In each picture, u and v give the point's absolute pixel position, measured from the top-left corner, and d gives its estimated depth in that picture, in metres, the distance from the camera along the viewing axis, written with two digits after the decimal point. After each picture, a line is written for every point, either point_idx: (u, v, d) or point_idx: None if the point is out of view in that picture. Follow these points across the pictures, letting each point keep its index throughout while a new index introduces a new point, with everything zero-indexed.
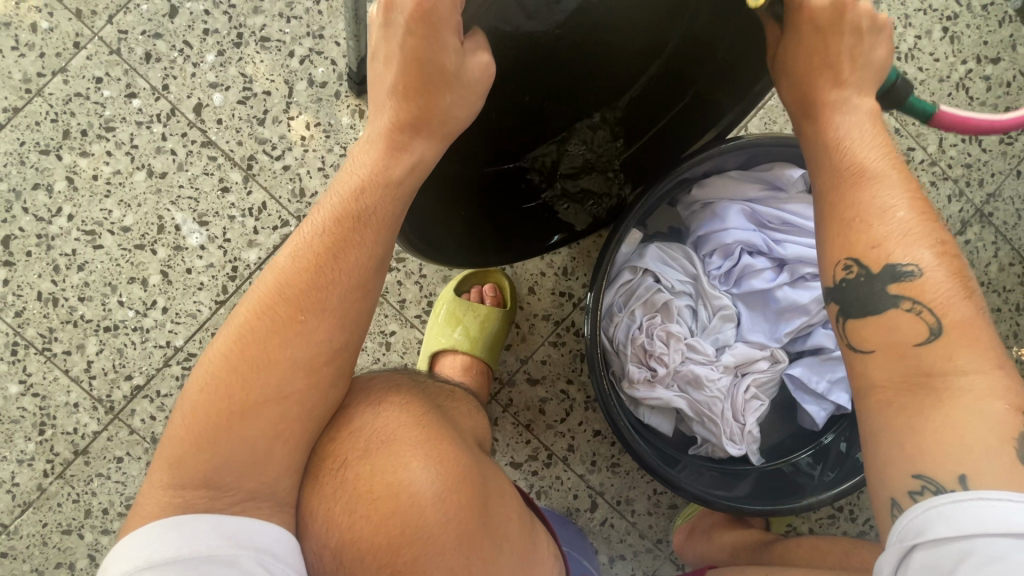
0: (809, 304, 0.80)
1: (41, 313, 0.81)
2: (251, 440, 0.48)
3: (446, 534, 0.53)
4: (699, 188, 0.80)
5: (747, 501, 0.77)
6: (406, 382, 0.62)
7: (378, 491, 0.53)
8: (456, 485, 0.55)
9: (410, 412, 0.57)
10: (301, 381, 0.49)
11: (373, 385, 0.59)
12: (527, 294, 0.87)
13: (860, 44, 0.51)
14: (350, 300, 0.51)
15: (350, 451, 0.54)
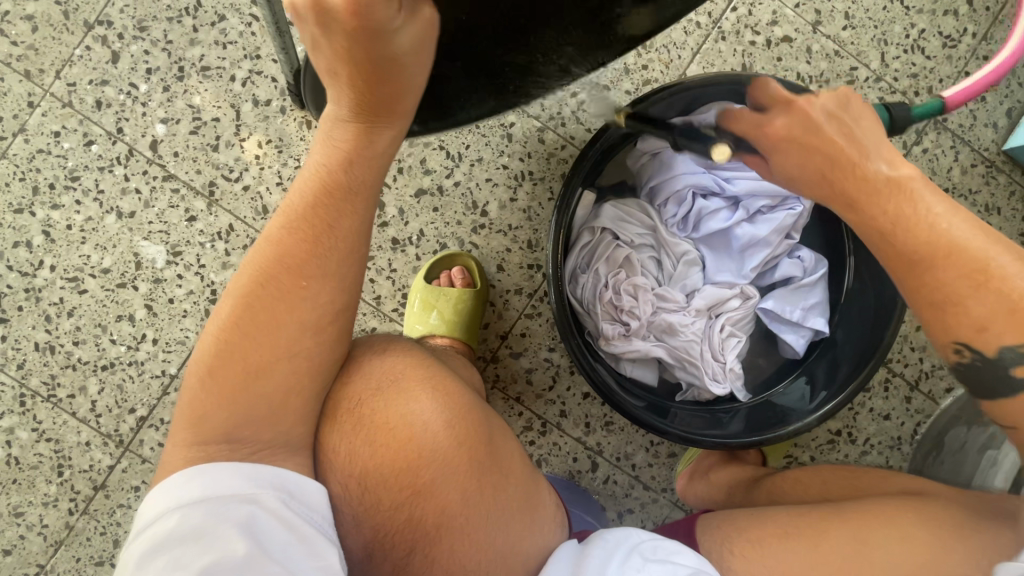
0: (769, 237, 0.82)
1: (41, 362, 0.85)
2: (267, 395, 0.49)
3: (459, 459, 0.57)
4: (643, 142, 0.82)
5: (738, 435, 0.79)
6: (402, 336, 0.66)
7: (391, 423, 0.57)
8: (462, 414, 0.59)
9: (413, 356, 0.61)
10: (308, 339, 0.51)
11: (376, 338, 0.63)
12: (497, 271, 0.89)
13: (847, 125, 0.51)
14: (349, 264, 0.52)
15: (361, 392, 0.57)
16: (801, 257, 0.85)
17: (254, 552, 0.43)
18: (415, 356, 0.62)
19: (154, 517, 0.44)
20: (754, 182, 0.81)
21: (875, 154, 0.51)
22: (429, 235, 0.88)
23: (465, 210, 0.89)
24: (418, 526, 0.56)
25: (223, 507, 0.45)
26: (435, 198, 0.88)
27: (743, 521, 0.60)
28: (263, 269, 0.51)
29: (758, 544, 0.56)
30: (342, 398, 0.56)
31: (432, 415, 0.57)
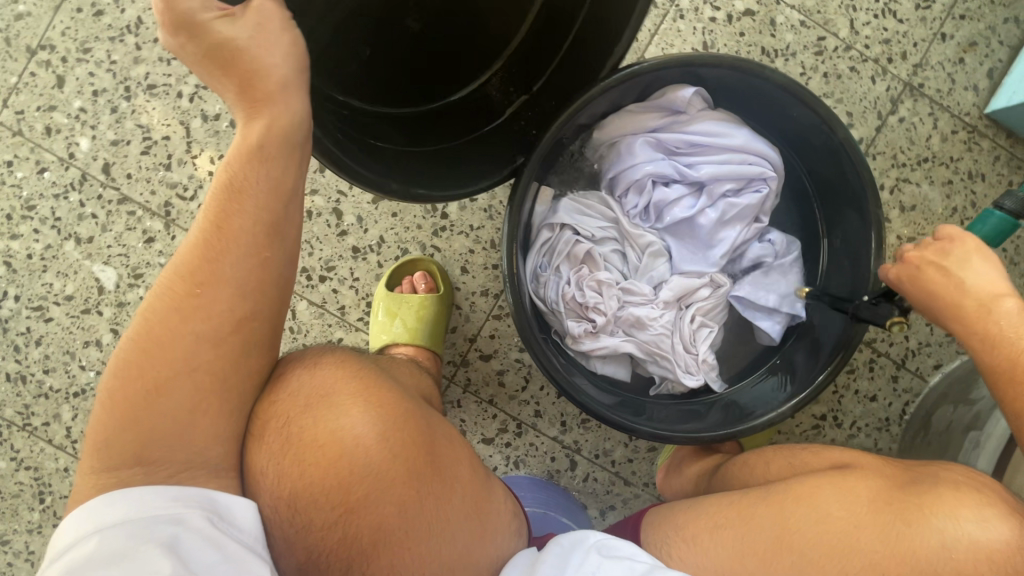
0: (736, 223, 0.79)
1: (14, 392, 0.86)
2: (170, 409, 0.49)
3: (395, 469, 0.56)
4: (599, 132, 0.79)
5: (710, 429, 0.77)
6: (337, 347, 0.65)
7: (322, 438, 0.56)
8: (397, 424, 0.58)
9: (347, 367, 0.61)
10: (206, 348, 0.50)
11: (308, 352, 0.62)
12: (461, 274, 0.88)
13: (944, 251, 0.62)
14: (247, 267, 0.52)
15: (290, 408, 0.56)
16: (772, 241, 0.82)
17: (182, 562, 0.43)
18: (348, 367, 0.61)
19: (71, 543, 0.44)
20: (717, 166, 0.78)
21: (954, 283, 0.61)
22: (390, 241, 0.87)
23: (424, 213, 0.87)
24: (356, 543, 0.55)
25: (140, 530, 0.44)
26: (393, 202, 0.86)
27: (677, 508, 0.61)
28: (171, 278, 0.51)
29: (686, 532, 0.57)
30: (269, 416, 0.55)
31: (363, 428, 0.56)
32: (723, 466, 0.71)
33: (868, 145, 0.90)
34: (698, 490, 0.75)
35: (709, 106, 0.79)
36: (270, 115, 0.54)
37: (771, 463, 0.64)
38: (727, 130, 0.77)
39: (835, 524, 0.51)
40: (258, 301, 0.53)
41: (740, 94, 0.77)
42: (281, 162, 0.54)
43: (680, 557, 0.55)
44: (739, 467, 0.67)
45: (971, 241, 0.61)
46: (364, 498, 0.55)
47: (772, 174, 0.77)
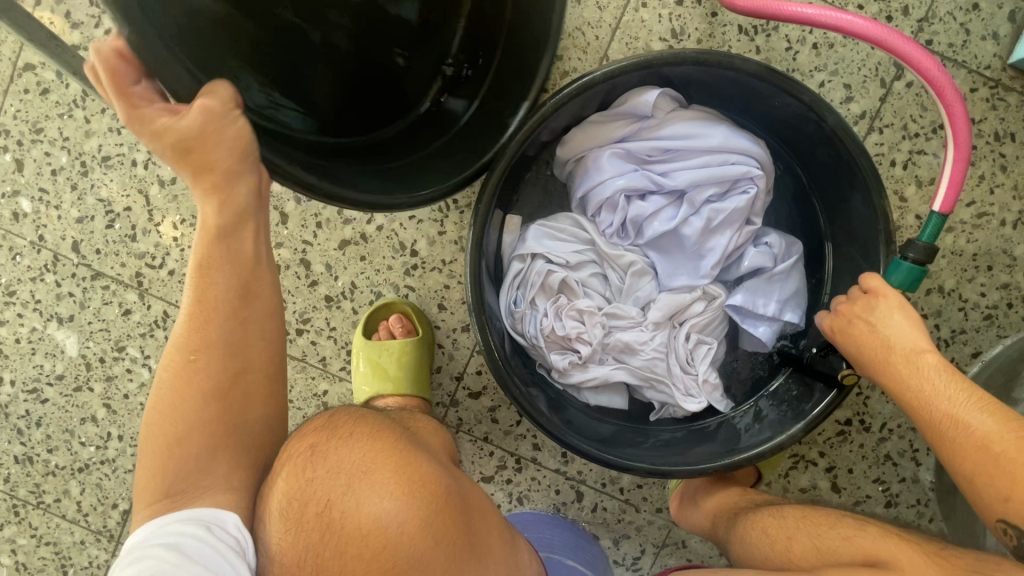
0: (729, 224, 0.72)
1: (24, 473, 0.88)
2: (186, 459, 0.51)
3: (438, 563, 0.50)
4: (562, 149, 0.72)
5: (716, 454, 0.70)
6: (370, 411, 0.58)
7: (358, 527, 0.49)
8: (439, 506, 0.51)
9: (383, 440, 0.54)
10: (211, 404, 0.52)
11: (341, 420, 0.55)
12: (439, 311, 0.83)
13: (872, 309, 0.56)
14: (233, 324, 0.54)
15: (324, 493, 0.50)
16: (769, 243, 0.74)
17: (183, 569, 0.44)
18: (386, 436, 0.54)
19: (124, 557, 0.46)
20: (696, 170, 0.70)
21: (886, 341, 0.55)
22: (362, 287, 0.83)
23: (393, 253, 0.83)
24: None
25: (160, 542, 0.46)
26: (360, 246, 0.83)
27: None
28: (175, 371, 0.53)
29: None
30: (305, 501, 0.50)
31: (401, 513, 0.50)
32: (738, 524, 0.64)
33: (872, 119, 0.80)
34: (715, 545, 0.69)
35: (681, 105, 0.72)
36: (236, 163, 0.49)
37: (793, 538, 0.57)
38: (701, 130, 0.69)
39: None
40: (244, 363, 0.54)
41: (713, 87, 0.69)
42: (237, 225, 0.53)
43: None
44: (758, 535, 0.60)
45: (896, 297, 0.55)
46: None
47: (758, 172, 0.69)
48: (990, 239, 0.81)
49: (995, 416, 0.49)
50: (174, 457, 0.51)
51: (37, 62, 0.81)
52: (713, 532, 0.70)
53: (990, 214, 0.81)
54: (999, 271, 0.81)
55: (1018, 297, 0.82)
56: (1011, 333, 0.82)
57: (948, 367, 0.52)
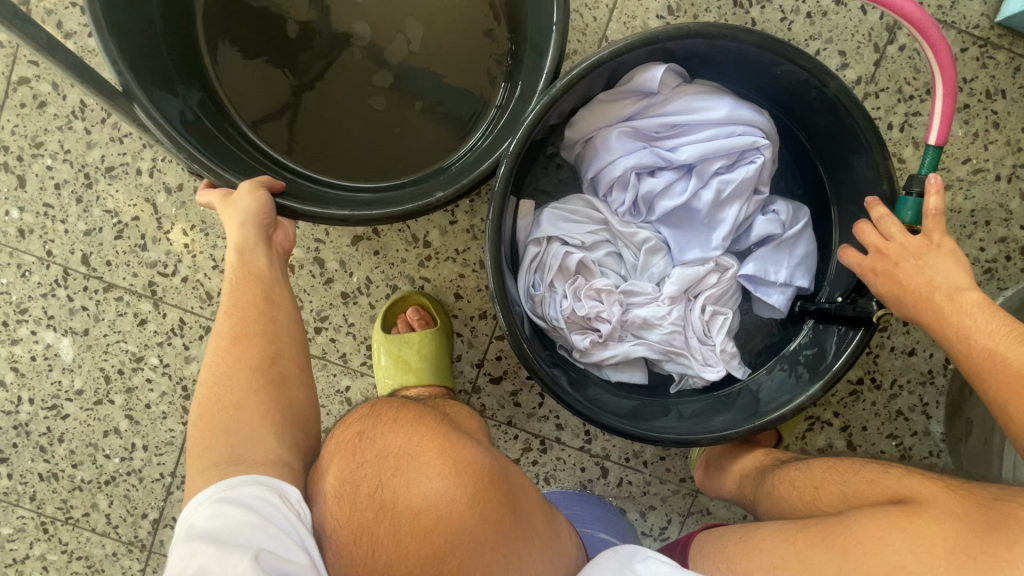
0: (741, 194, 0.73)
1: (50, 489, 0.87)
2: (237, 421, 0.52)
3: (489, 538, 0.51)
4: (570, 130, 0.73)
5: (740, 420, 0.72)
6: (411, 402, 0.61)
7: (410, 505, 0.51)
8: (485, 481, 0.53)
9: (427, 423, 0.56)
10: (263, 376, 0.55)
11: (386, 410, 0.58)
12: (455, 300, 0.84)
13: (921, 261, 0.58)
14: (274, 318, 0.58)
15: (376, 474, 0.52)
16: (777, 211, 0.76)
17: (263, 529, 0.43)
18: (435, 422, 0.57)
19: (195, 502, 0.45)
20: (703, 144, 0.71)
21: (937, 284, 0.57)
22: (377, 281, 0.84)
23: (407, 245, 0.83)
24: None
25: (230, 500, 0.45)
26: (372, 240, 0.83)
27: (721, 542, 0.58)
28: (213, 346, 0.56)
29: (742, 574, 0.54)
30: (358, 485, 0.51)
31: (453, 491, 0.51)
32: (764, 479, 0.67)
33: (868, 84, 0.81)
34: (741, 500, 0.72)
35: (685, 79, 0.73)
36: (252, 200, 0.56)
37: (821, 487, 0.60)
38: (707, 104, 0.70)
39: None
40: (284, 349, 0.58)
41: (717, 60, 0.70)
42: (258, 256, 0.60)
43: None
44: (787, 487, 0.63)
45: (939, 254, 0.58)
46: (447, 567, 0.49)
47: (764, 142, 0.71)
48: (986, 194, 0.84)
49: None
50: (224, 412, 0.52)
51: (32, 75, 0.80)
52: (739, 493, 0.73)
53: (986, 169, 0.83)
54: (996, 225, 0.84)
55: (1016, 250, 0.84)
56: (1011, 284, 0.84)
57: (988, 303, 0.55)
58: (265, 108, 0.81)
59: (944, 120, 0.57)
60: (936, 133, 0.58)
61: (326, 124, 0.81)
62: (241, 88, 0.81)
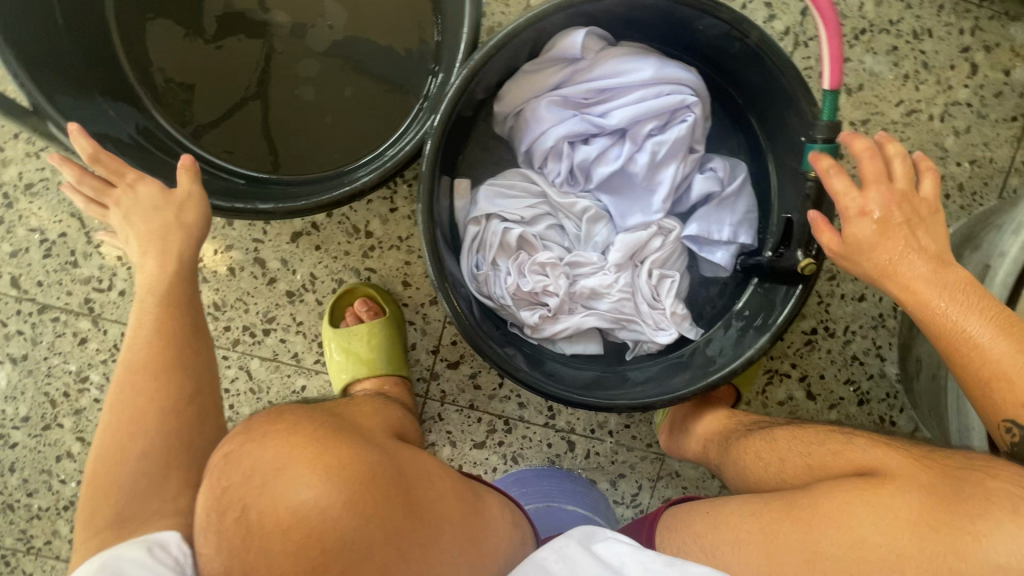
0: (677, 154, 0.73)
1: (7, 521, 0.85)
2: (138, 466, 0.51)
3: (373, 537, 0.49)
4: (499, 103, 0.72)
5: (693, 380, 0.72)
6: (288, 407, 0.57)
7: (283, 520, 0.48)
8: (363, 480, 0.50)
9: (298, 429, 0.52)
10: (173, 416, 0.53)
11: (255, 423, 0.53)
12: (404, 288, 0.83)
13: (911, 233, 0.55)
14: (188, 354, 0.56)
15: (242, 496, 0.48)
16: (714, 168, 0.76)
17: None
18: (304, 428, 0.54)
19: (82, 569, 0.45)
20: (632, 107, 0.71)
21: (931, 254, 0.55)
22: (322, 276, 0.82)
23: (348, 237, 0.82)
24: None
25: (120, 560, 0.45)
26: (312, 235, 0.81)
27: (692, 517, 0.60)
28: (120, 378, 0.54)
29: (709, 550, 0.56)
30: (224, 509, 0.48)
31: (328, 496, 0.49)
32: (731, 449, 0.69)
33: (797, 33, 0.81)
34: (709, 468, 0.74)
35: (610, 42, 0.72)
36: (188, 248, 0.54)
37: (784, 460, 0.62)
38: (632, 65, 0.69)
39: (874, 549, 0.48)
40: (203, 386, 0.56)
41: (638, 20, 0.69)
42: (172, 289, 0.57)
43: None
44: (751, 460, 0.65)
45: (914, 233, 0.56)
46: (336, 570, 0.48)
47: (693, 99, 0.70)
48: (922, 135, 0.84)
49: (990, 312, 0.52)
50: (125, 452, 0.51)
51: None
52: (704, 456, 0.75)
53: (919, 110, 0.84)
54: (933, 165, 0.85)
55: (955, 187, 0.85)
56: (952, 222, 0.85)
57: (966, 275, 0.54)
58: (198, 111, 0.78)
59: (832, 64, 0.56)
60: (828, 79, 0.57)
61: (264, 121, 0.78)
62: (169, 95, 0.78)
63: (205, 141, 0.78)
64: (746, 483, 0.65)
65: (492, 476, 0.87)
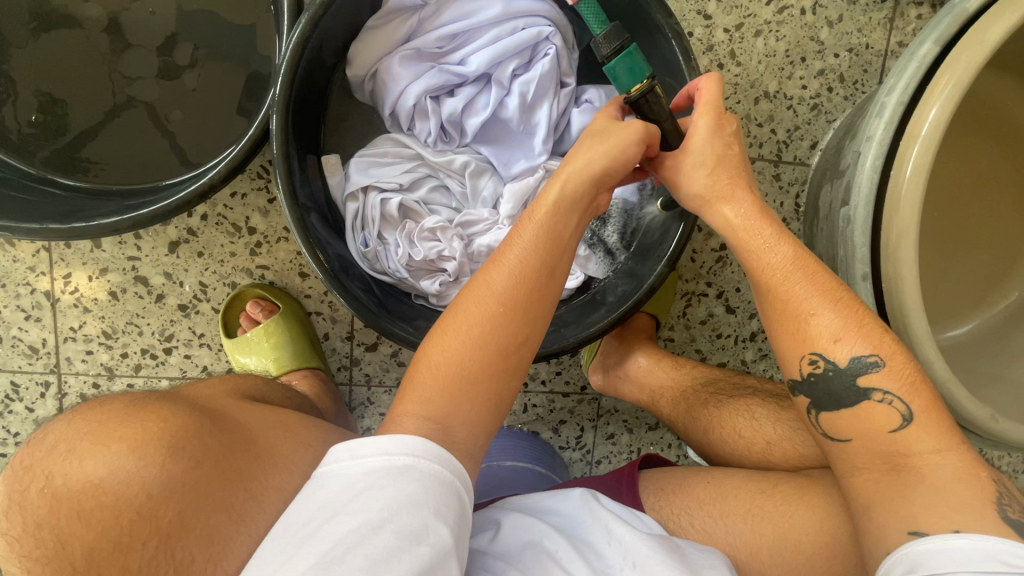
0: (546, 88, 0.69)
1: None
2: (463, 406, 0.47)
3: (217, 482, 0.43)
4: (351, 68, 0.67)
5: (602, 314, 0.71)
6: (98, 409, 0.44)
7: (133, 494, 0.39)
8: (200, 445, 0.43)
9: (105, 422, 0.42)
10: (494, 379, 0.49)
11: (71, 435, 0.42)
12: (302, 280, 0.79)
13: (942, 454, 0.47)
14: (534, 332, 0.51)
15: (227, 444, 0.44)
16: (590, 99, 0.73)
17: None
18: (1, 506, 0.42)
19: None
20: (488, 48, 0.67)
21: (828, 327, 0.50)
22: (212, 282, 0.78)
23: (229, 236, 0.77)
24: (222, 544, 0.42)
25: None
26: (191, 242, 0.77)
27: (691, 481, 0.60)
28: (499, 290, 0.50)
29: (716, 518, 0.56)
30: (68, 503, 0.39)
31: (162, 480, 0.40)
32: (694, 414, 0.71)
33: None
34: (657, 416, 0.76)
35: None
36: (532, 313, 0.51)
37: (772, 443, 0.64)
38: (478, 6, 0.66)
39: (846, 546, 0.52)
40: (523, 343, 0.50)
41: None
42: (510, 292, 0.50)
43: (704, 536, 0.56)
44: (729, 433, 0.67)
45: None
46: (175, 562, 0.39)
47: (550, 29, 0.67)
48: (795, 31, 0.83)
49: (791, 241, 0.54)
50: (469, 378, 0.48)
51: None
52: (652, 404, 0.76)
53: (789, 6, 0.83)
54: (812, 60, 0.84)
55: (836, 79, 0.85)
56: (838, 115, 0.86)
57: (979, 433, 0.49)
58: (40, 134, 0.72)
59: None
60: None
61: (105, 134, 0.73)
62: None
63: (55, 164, 0.73)
64: (724, 453, 0.68)
65: None
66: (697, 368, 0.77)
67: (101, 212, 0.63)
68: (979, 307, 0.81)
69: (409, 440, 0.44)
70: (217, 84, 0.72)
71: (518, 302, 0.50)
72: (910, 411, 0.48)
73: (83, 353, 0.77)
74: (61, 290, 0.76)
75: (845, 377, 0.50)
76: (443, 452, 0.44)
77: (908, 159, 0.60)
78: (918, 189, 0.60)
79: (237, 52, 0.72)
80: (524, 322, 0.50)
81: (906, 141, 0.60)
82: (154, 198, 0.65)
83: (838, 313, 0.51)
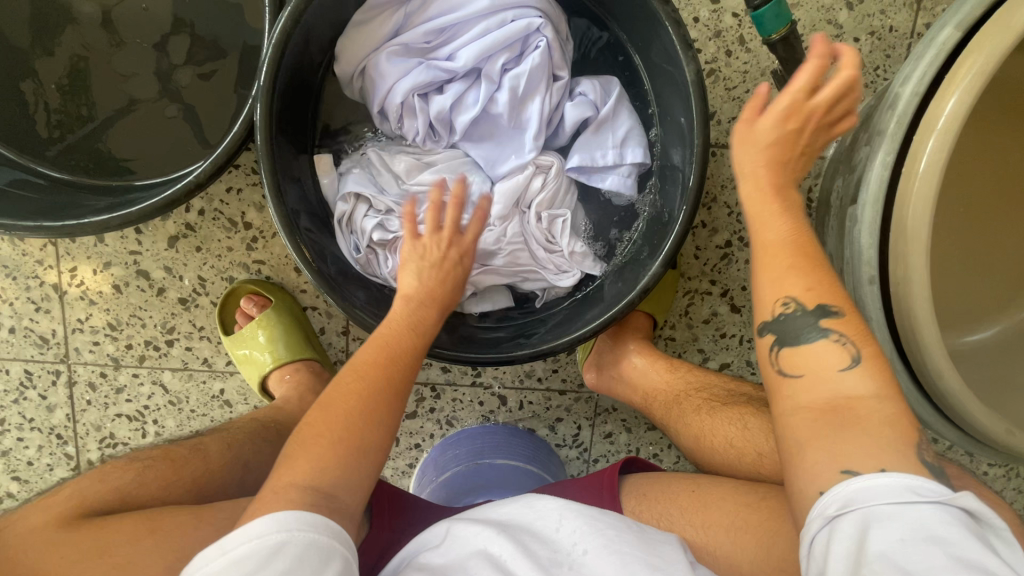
0: (537, 80, 0.67)
1: None
2: (344, 454, 0.48)
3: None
4: (338, 64, 0.66)
5: (595, 314, 0.68)
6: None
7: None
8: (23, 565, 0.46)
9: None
10: (374, 430, 0.50)
11: None
12: (298, 275, 0.80)
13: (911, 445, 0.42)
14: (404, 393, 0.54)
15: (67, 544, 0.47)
16: (584, 91, 0.70)
17: None
18: None
19: None
20: (476, 43, 0.65)
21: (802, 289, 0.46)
22: (211, 276, 0.79)
23: (226, 231, 0.78)
24: None
25: None
26: (190, 237, 0.78)
27: (674, 491, 0.58)
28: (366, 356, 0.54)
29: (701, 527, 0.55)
30: None
31: None
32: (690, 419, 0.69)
33: None
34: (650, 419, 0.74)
35: None
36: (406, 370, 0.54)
37: (763, 455, 0.61)
38: None
39: None
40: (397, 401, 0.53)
41: None
42: (374, 358, 0.54)
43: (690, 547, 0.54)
44: (720, 443, 0.65)
45: None
46: None
47: (540, 19, 0.65)
48: (811, 14, 0.78)
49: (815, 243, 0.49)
50: (350, 427, 0.49)
51: None
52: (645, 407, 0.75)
53: None
54: (829, 45, 0.79)
55: None
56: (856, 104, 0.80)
57: None
58: (38, 131, 0.73)
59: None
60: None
61: (105, 131, 0.74)
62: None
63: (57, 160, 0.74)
64: (716, 463, 0.65)
65: (431, 443, 0.88)
66: (695, 370, 0.75)
67: (92, 211, 0.64)
68: (1003, 310, 0.76)
69: (278, 516, 0.42)
70: (211, 80, 0.72)
71: (385, 364, 0.54)
72: (862, 355, 0.43)
73: (91, 343, 0.80)
74: (68, 282, 0.78)
75: (812, 325, 0.45)
76: (319, 517, 0.43)
77: (922, 155, 0.56)
78: (931, 188, 0.55)
79: (231, 48, 0.72)
80: (398, 377, 0.54)
81: (920, 135, 0.56)
82: (146, 196, 0.66)
83: (810, 278, 0.46)
